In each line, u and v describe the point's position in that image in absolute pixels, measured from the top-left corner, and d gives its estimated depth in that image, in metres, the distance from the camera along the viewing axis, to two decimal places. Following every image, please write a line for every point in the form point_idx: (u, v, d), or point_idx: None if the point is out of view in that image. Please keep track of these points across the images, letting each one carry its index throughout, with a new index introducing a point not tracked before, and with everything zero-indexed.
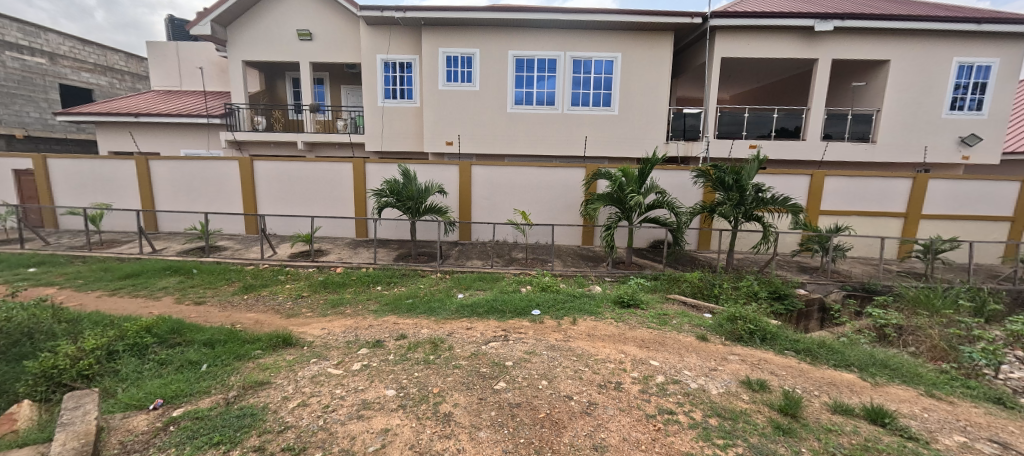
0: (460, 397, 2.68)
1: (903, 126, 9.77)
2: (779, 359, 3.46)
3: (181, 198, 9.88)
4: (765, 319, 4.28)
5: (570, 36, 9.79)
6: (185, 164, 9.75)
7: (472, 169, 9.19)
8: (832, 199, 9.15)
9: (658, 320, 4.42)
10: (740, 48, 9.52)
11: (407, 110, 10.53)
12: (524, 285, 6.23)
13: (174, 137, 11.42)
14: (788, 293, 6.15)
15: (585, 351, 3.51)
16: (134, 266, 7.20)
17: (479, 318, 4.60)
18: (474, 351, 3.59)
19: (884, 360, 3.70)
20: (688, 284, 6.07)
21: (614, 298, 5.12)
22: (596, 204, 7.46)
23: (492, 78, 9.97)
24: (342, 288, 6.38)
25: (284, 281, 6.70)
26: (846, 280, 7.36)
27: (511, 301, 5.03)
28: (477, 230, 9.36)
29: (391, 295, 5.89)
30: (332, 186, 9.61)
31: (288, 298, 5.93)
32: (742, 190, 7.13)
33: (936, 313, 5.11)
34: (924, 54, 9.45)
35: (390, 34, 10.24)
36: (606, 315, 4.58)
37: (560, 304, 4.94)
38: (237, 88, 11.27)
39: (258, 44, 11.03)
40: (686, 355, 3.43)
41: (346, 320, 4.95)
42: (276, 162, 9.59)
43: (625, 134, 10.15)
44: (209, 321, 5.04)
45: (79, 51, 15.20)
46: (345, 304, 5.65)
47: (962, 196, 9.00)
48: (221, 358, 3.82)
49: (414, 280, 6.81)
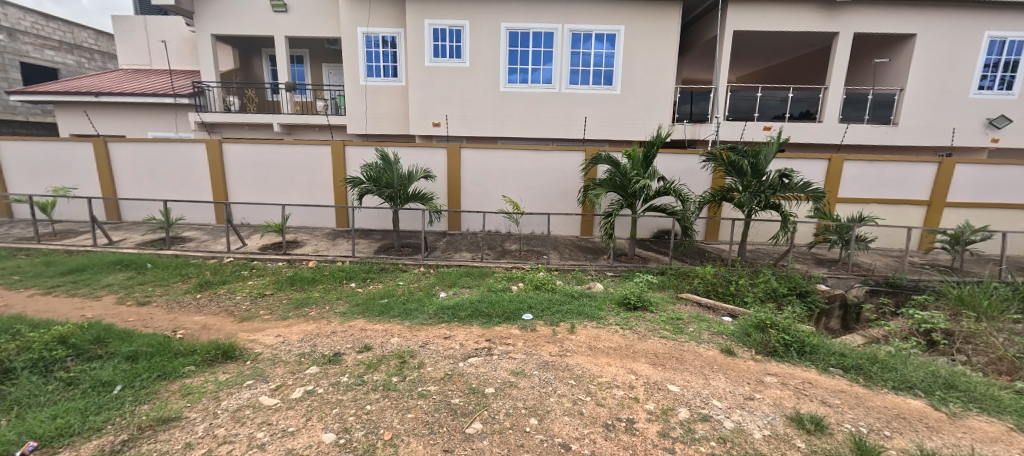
0: (417, 448, 2.00)
1: (928, 107, 9.03)
2: (827, 382, 2.79)
3: (145, 184, 9.07)
4: (799, 325, 3.61)
5: (570, 7, 8.91)
6: (148, 147, 8.91)
7: (461, 153, 8.41)
8: (851, 186, 8.47)
9: (671, 326, 3.75)
10: (754, 20, 8.70)
11: (391, 89, 9.67)
12: (516, 282, 5.50)
13: (139, 118, 10.53)
14: (810, 291, 5.56)
15: (586, 372, 2.83)
16: (80, 260, 6.44)
17: (460, 324, 3.90)
18: (449, 370, 2.91)
19: (950, 379, 3.03)
20: (700, 279, 5.42)
21: (618, 297, 4.45)
22: (597, 190, 6.73)
23: (483, 53, 9.11)
24: (311, 285, 5.66)
25: (247, 278, 5.97)
26: (869, 275, 6.81)
27: (499, 303, 4.34)
28: (466, 220, 8.63)
29: (364, 295, 5.17)
30: (309, 170, 8.80)
31: (246, 298, 5.19)
32: (759, 176, 6.51)
33: (986, 315, 4.46)
34: (954, 28, 8.64)
35: (370, 5, 9.33)
36: (610, 320, 3.87)
37: (555, 306, 4.24)
38: (207, 66, 10.36)
39: (227, 17, 10.08)
40: (712, 377, 2.76)
41: (307, 325, 4.26)
42: (247, 145, 8.78)
43: (627, 115, 9.37)
44: (148, 326, 4.34)
45: (43, 26, 14.11)
46: (310, 304, 4.94)
47: (991, 183, 8.34)
48: (140, 379, 3.13)
49: (393, 276, 6.09)
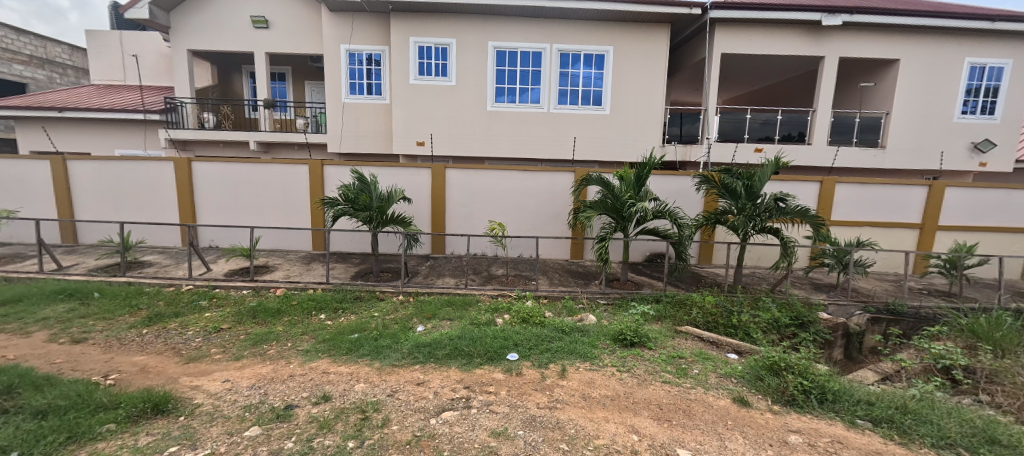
0: None
1: (914, 130, 9.06)
2: (857, 440, 2.40)
3: (106, 205, 8.48)
4: (814, 365, 3.24)
5: (558, 27, 8.82)
6: (111, 165, 8.35)
7: (446, 173, 8.06)
8: (843, 209, 8.35)
9: (673, 367, 3.35)
10: (741, 43, 8.71)
11: (375, 107, 9.38)
12: (501, 314, 5.03)
13: (106, 135, 9.99)
14: (813, 321, 5.23)
15: (580, 432, 2.39)
16: (18, 289, 5.79)
17: (436, 367, 3.43)
18: (418, 431, 2.46)
19: (991, 431, 2.65)
20: (698, 309, 5.07)
21: (612, 332, 4.03)
22: (588, 212, 6.41)
23: (469, 72, 8.91)
24: (275, 317, 5.12)
25: (204, 309, 5.40)
26: (869, 301, 6.55)
27: (482, 340, 3.88)
28: (451, 243, 8.21)
29: (334, 328, 4.66)
30: (284, 190, 8.33)
31: (198, 334, 4.62)
32: (754, 198, 6.29)
33: (1003, 348, 4.16)
34: (936, 54, 8.76)
35: (354, 22, 9.13)
36: (606, 361, 3.44)
37: (544, 344, 3.79)
38: (181, 81, 9.94)
39: (205, 32, 9.74)
40: (728, 438, 2.34)
41: (262, 367, 3.74)
42: (219, 163, 8.29)
43: (617, 135, 9.21)
44: (76, 370, 3.76)
45: (13, 40, 13.62)
46: (270, 341, 4.40)
47: (981, 206, 8.30)
48: (42, 444, 2.58)
49: (369, 306, 5.59)
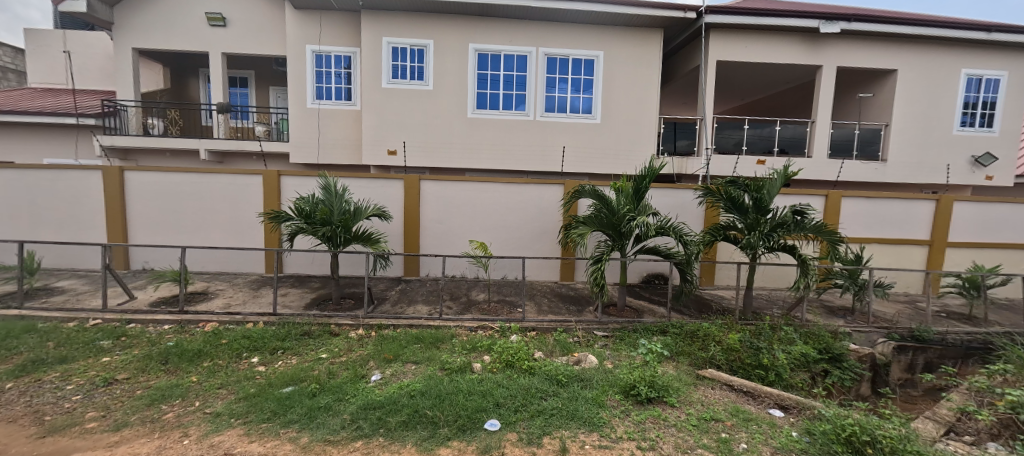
0: None
1: (914, 143, 8.68)
2: None
3: (20, 222, 7.24)
4: (897, 431, 2.43)
5: (544, 29, 8.18)
6: (26, 175, 7.15)
7: (421, 185, 7.16)
8: (849, 224, 7.79)
9: (712, 439, 2.48)
10: (736, 51, 8.24)
11: (343, 112, 8.49)
12: (480, 354, 4.09)
13: (32, 143, 8.83)
14: (845, 354, 4.47)
15: None
16: None
17: (385, 445, 2.46)
18: None
19: None
20: (716, 345, 4.24)
21: (621, 383, 3.13)
22: (581, 229, 5.58)
23: (448, 75, 8.14)
24: (194, 360, 4.06)
25: (105, 352, 4.28)
26: (891, 327, 5.85)
27: (453, 399, 2.92)
28: (426, 264, 7.30)
29: (264, 379, 3.63)
30: (232, 204, 7.28)
31: (79, 390, 3.51)
32: (763, 212, 5.60)
33: None
34: (933, 65, 8.47)
35: (321, 21, 8.32)
36: (619, 431, 2.54)
37: (535, 404, 2.86)
38: (124, 83, 8.84)
39: (153, 30, 8.74)
40: None
41: (145, 445, 2.68)
42: (156, 173, 7.20)
43: (608, 145, 8.54)
44: None
45: None
46: (173, 398, 3.33)
47: (991, 221, 7.85)
48: None
49: (317, 344, 4.55)
